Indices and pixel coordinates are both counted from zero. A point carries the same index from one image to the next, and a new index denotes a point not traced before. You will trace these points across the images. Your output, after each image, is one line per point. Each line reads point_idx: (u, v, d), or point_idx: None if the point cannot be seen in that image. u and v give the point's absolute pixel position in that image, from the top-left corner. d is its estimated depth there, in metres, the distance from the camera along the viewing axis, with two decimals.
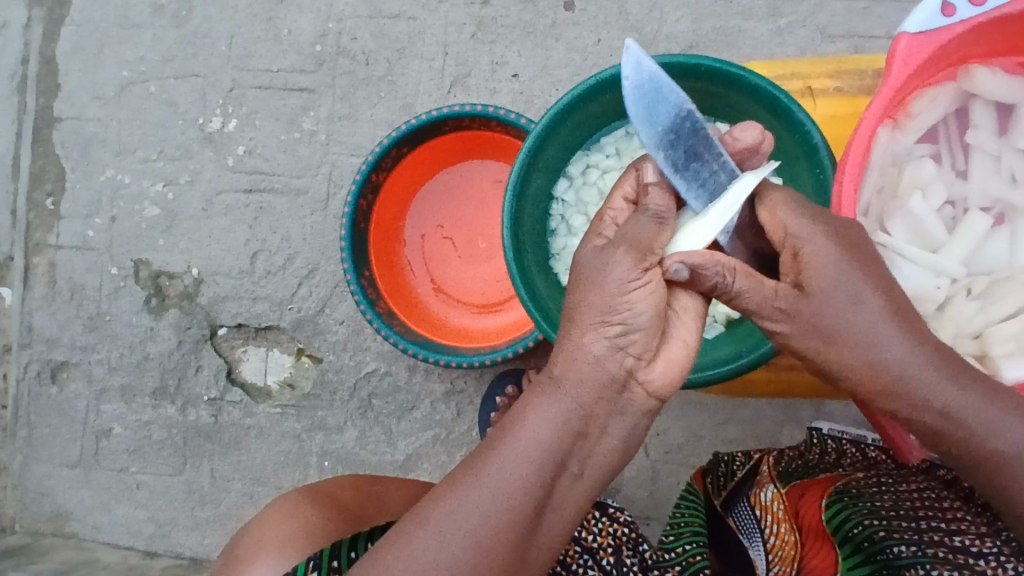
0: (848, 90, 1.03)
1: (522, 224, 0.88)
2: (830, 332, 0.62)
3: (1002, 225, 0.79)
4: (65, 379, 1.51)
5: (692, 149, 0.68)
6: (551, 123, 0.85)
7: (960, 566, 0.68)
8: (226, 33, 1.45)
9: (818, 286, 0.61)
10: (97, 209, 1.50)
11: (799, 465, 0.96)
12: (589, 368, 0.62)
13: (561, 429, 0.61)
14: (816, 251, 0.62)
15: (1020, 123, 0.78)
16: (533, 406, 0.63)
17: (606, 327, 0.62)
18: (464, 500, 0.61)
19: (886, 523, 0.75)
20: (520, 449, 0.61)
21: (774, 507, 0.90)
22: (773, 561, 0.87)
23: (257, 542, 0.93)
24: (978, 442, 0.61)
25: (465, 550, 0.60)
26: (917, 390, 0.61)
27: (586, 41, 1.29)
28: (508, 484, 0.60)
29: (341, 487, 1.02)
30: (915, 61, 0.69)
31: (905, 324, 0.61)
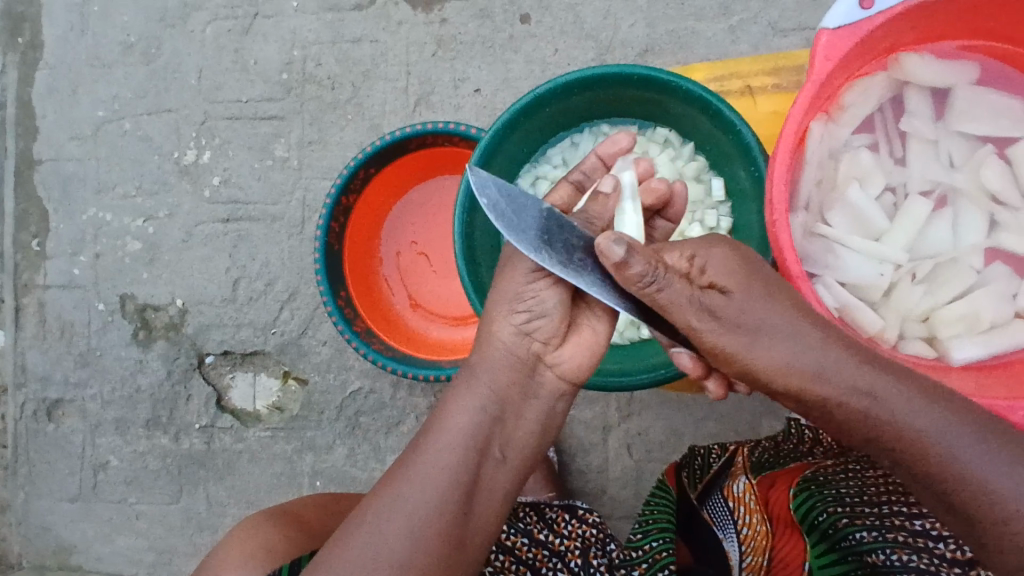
0: (787, 85, 1.05)
1: (475, 239, 0.91)
2: (749, 328, 0.66)
3: (943, 208, 0.81)
4: (60, 415, 1.54)
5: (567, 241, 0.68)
6: (495, 139, 0.88)
7: (918, 550, 0.72)
8: (195, 67, 1.48)
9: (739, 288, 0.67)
10: (81, 246, 1.53)
11: (770, 455, 0.98)
12: (503, 354, 0.71)
13: (485, 409, 0.69)
14: (731, 262, 0.68)
15: (955, 107, 0.80)
16: (455, 397, 0.70)
17: (516, 320, 0.71)
18: (400, 489, 0.65)
19: (848, 511, 0.78)
20: (450, 433, 0.67)
21: (746, 498, 0.92)
22: (746, 551, 0.88)
23: (224, 556, 0.96)
24: (902, 427, 0.63)
25: (403, 536, 0.62)
26: (833, 377, 0.64)
27: (544, 52, 1.32)
28: (442, 466, 0.66)
29: (305, 505, 1.05)
30: (837, 55, 0.71)
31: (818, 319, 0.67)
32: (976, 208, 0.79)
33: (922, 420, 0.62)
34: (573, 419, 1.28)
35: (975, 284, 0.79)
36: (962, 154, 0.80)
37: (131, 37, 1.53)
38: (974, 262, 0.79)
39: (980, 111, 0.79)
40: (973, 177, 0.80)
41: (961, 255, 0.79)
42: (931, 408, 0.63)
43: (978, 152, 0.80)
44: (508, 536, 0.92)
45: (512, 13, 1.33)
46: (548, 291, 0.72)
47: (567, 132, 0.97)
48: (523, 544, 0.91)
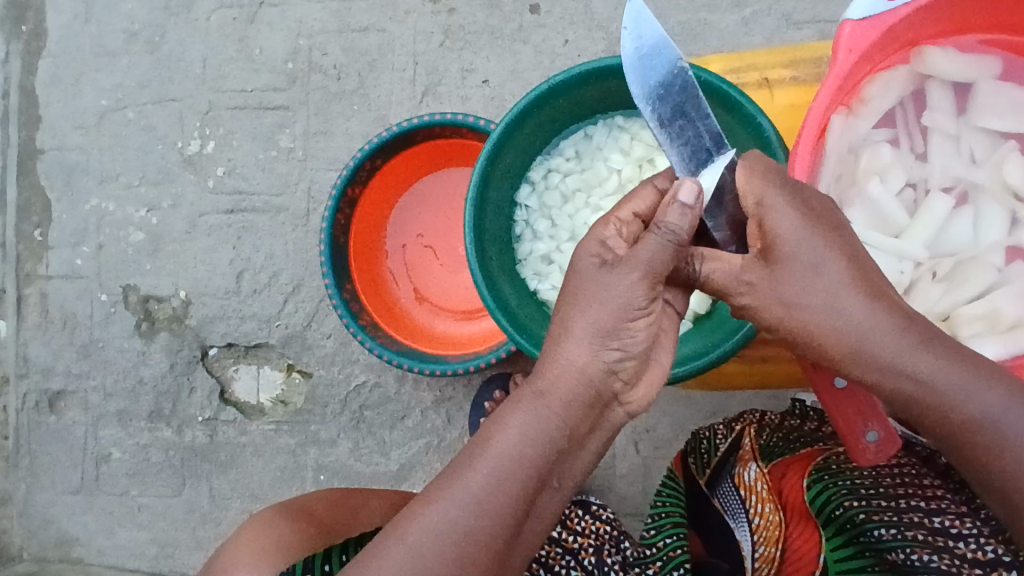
0: (806, 78, 1.03)
1: (486, 232, 0.89)
2: (790, 299, 0.63)
3: (964, 204, 0.79)
4: (63, 407, 1.53)
5: (680, 106, 0.68)
6: (507, 131, 0.85)
7: (939, 550, 0.72)
8: (200, 56, 1.47)
9: (781, 254, 0.63)
10: (84, 237, 1.52)
11: (780, 439, 0.92)
12: (574, 382, 0.64)
13: (545, 442, 0.63)
14: (781, 221, 0.63)
15: (977, 102, 0.78)
16: (512, 418, 0.64)
17: (594, 343, 0.63)
18: (443, 515, 0.63)
19: (865, 505, 0.78)
20: (498, 463, 0.63)
21: (758, 487, 0.90)
22: (759, 542, 0.89)
23: (232, 555, 0.95)
24: (953, 411, 0.61)
25: (444, 564, 0.62)
26: (881, 355, 0.61)
27: (553, 42, 1.30)
28: (488, 499, 0.62)
29: (317, 500, 1.04)
30: (861, 47, 0.70)
31: (869, 289, 0.62)
32: (999, 204, 0.77)
33: (980, 404, 0.60)
34: None
35: (996, 282, 0.77)
36: (984, 151, 0.79)
37: (135, 26, 1.51)
38: (995, 259, 0.77)
39: (1003, 107, 0.77)
40: (994, 173, 0.78)
41: (981, 253, 0.77)
42: (982, 385, 0.60)
43: (1001, 148, 0.78)
44: None
45: (520, 4, 1.31)
46: (627, 324, 0.63)
47: (579, 124, 0.95)
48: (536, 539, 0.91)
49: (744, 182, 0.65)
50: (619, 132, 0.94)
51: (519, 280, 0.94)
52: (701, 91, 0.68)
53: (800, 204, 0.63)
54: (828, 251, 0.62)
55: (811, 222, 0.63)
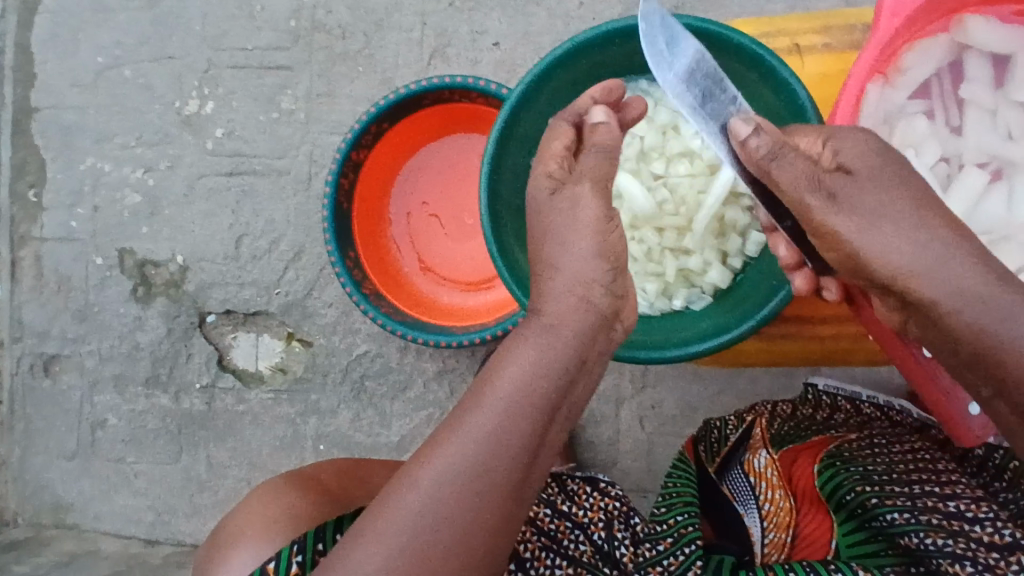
0: (839, 45, 0.99)
1: (502, 200, 0.85)
2: (863, 214, 0.61)
3: (999, 181, 0.76)
4: (58, 371, 1.50)
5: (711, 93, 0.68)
6: (525, 94, 0.82)
7: (954, 533, 0.70)
8: (199, 11, 1.41)
9: (856, 173, 0.61)
10: (80, 198, 1.47)
11: (791, 427, 0.96)
12: (578, 311, 0.62)
13: (554, 363, 0.60)
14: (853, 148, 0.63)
15: (1017, 74, 0.74)
16: (517, 351, 0.61)
17: (587, 261, 0.65)
18: (452, 456, 0.58)
19: (878, 490, 0.77)
20: (508, 392, 0.59)
21: (768, 473, 0.91)
22: (768, 527, 0.88)
23: (240, 525, 0.93)
24: (993, 341, 0.56)
25: (459, 506, 0.58)
26: (941, 273, 0.58)
27: (568, 6, 1.25)
28: (501, 437, 0.58)
29: (323, 471, 1.02)
30: (905, 11, 0.67)
31: (936, 218, 0.60)
32: None
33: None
34: None
35: None
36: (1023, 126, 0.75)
37: None
38: None
39: None
40: None
41: (1015, 233, 0.75)
42: None
43: None
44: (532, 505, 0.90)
45: None
46: (615, 235, 0.67)
47: None
48: (545, 515, 0.89)
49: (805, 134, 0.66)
50: (642, 97, 0.89)
51: None
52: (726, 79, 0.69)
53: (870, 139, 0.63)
54: (898, 181, 0.61)
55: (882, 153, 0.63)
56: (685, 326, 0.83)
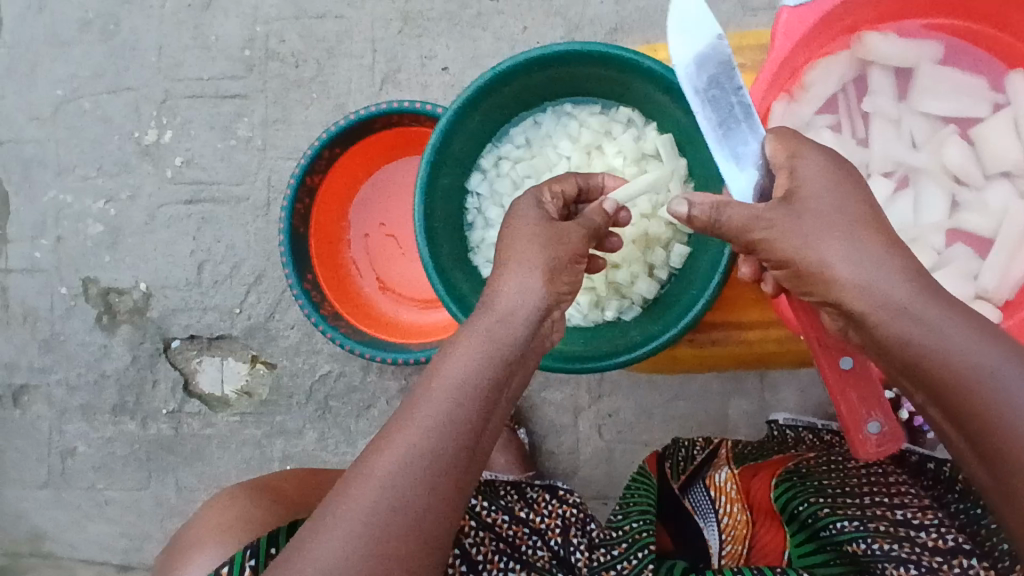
0: (750, 64, 1.02)
1: (437, 221, 0.88)
2: (807, 231, 0.64)
3: (905, 188, 0.80)
4: (26, 402, 1.51)
5: (719, 80, 0.71)
6: (455, 119, 0.84)
7: (901, 539, 0.76)
8: (155, 43, 1.44)
9: (806, 192, 0.65)
10: (43, 230, 1.49)
11: (754, 448, 1.02)
12: (518, 294, 0.66)
13: (498, 353, 0.64)
14: (808, 169, 0.65)
15: (918, 85, 0.79)
16: (465, 337, 0.65)
17: (525, 269, 0.67)
18: (404, 440, 0.61)
19: (830, 502, 0.82)
20: (452, 384, 0.63)
21: (728, 488, 0.94)
22: (726, 540, 0.91)
23: (192, 540, 0.95)
24: (948, 360, 0.58)
25: (416, 486, 0.60)
26: (881, 291, 0.61)
27: (512, 29, 1.29)
28: (449, 417, 0.62)
29: (280, 481, 1.04)
30: (798, 34, 0.70)
31: (885, 236, 0.63)
32: (939, 187, 0.79)
33: (976, 354, 0.58)
34: (544, 400, 1.28)
35: (937, 265, 0.79)
36: (924, 135, 0.80)
37: (89, 14, 1.47)
38: (937, 242, 0.79)
39: (942, 93, 0.79)
40: (935, 156, 0.79)
41: (922, 236, 0.79)
42: (979, 341, 0.58)
43: (941, 132, 0.79)
44: (489, 513, 0.93)
45: None
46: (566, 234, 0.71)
47: (529, 112, 0.93)
48: (503, 521, 0.92)
49: (775, 147, 0.68)
50: (568, 119, 0.93)
51: (472, 268, 0.93)
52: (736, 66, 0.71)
53: (826, 162, 0.66)
54: (846, 198, 0.64)
55: (835, 170, 0.65)
56: (615, 338, 0.85)
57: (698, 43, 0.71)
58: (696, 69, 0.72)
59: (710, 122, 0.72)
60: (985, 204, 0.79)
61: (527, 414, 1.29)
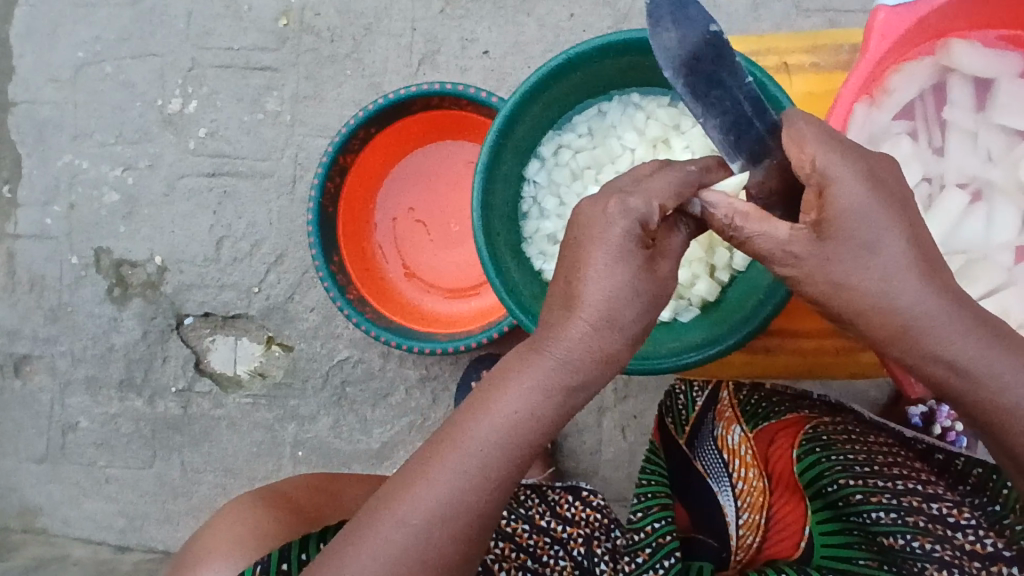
0: (826, 65, 1.00)
1: (494, 208, 0.85)
2: (841, 278, 0.60)
3: (979, 201, 0.78)
4: (29, 372, 1.46)
5: (714, 73, 0.61)
6: (520, 103, 0.81)
7: (940, 539, 0.73)
8: (184, 10, 1.39)
9: (840, 227, 0.59)
10: (56, 195, 1.44)
11: (760, 395, 0.93)
12: (580, 353, 0.62)
13: (549, 415, 0.63)
14: (842, 191, 0.59)
15: (999, 99, 0.77)
16: (513, 390, 0.63)
17: (595, 321, 0.62)
18: (440, 487, 0.62)
19: (863, 485, 0.78)
20: (497, 439, 0.63)
21: (743, 451, 0.91)
22: (742, 508, 0.90)
23: (203, 546, 0.92)
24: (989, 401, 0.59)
25: (447, 535, 0.62)
26: (928, 338, 0.59)
27: (558, 17, 1.25)
28: (485, 470, 0.63)
29: (294, 487, 1.01)
30: (894, 35, 0.68)
31: (927, 268, 0.59)
32: (1011, 204, 0.77)
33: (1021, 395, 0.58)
34: None
35: (1007, 281, 0.77)
36: (1002, 149, 0.78)
37: None
38: (1004, 260, 0.77)
39: None
40: (1010, 173, 0.77)
41: (992, 252, 0.77)
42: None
43: (1018, 148, 0.77)
44: (508, 523, 0.90)
45: None
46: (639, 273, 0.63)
47: (593, 101, 0.91)
48: (524, 530, 0.89)
49: (793, 150, 0.62)
50: (633, 110, 0.90)
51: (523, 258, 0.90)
52: (735, 54, 0.60)
53: (859, 171, 0.59)
54: (887, 227, 0.59)
55: (873, 189, 0.59)
56: (673, 337, 0.83)
57: (686, 36, 0.59)
58: (687, 67, 0.60)
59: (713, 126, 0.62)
60: None
61: None
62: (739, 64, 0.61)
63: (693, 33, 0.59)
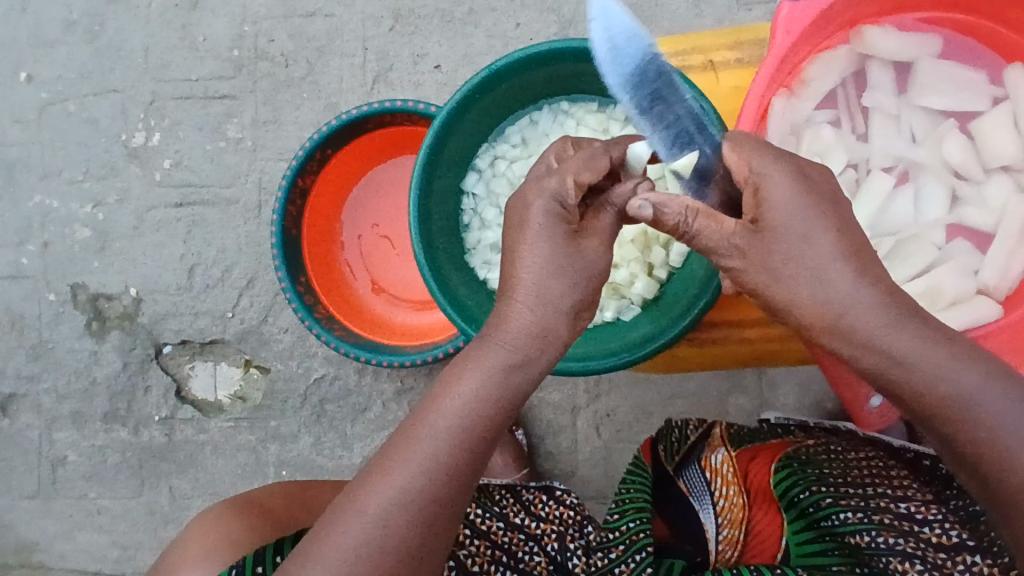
0: (750, 59, 1.02)
1: (433, 223, 0.87)
2: (774, 265, 0.62)
3: (906, 183, 0.80)
4: (15, 411, 1.49)
5: (658, 90, 0.70)
6: (449, 118, 0.83)
7: (905, 534, 0.76)
8: (141, 44, 1.42)
9: (775, 223, 0.62)
10: (28, 235, 1.46)
11: (747, 431, 0.99)
12: (522, 334, 0.64)
13: (500, 397, 0.65)
14: (775, 188, 0.62)
15: (918, 79, 0.79)
16: (461, 377, 0.65)
17: (533, 303, 0.65)
18: (394, 477, 0.64)
19: (833, 491, 0.81)
20: (451, 425, 0.65)
21: (724, 469, 0.92)
22: (722, 525, 0.89)
23: (181, 554, 0.95)
24: (926, 390, 0.60)
25: (404, 524, 0.63)
26: (863, 329, 0.60)
27: (505, 26, 1.27)
28: (438, 458, 0.64)
29: (269, 495, 1.03)
30: (798, 28, 0.71)
31: (860, 262, 0.61)
32: (939, 182, 0.79)
33: (957, 383, 0.59)
34: (542, 401, 1.28)
35: (937, 260, 0.78)
36: (924, 129, 0.80)
37: (73, 14, 1.45)
38: (936, 238, 0.79)
39: (942, 86, 0.78)
40: (935, 152, 0.79)
41: (923, 232, 0.79)
42: (964, 368, 0.60)
43: (941, 126, 0.79)
44: (484, 519, 0.92)
45: None
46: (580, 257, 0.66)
47: (525, 111, 0.93)
48: (498, 528, 0.91)
49: (735, 156, 0.64)
50: (564, 117, 0.92)
51: (469, 269, 0.92)
52: (673, 72, 0.71)
53: (795, 175, 0.62)
54: (817, 223, 0.61)
55: (807, 192, 0.62)
56: (616, 337, 0.84)
57: (630, 56, 0.69)
58: (632, 84, 0.70)
59: (659, 138, 0.71)
60: (986, 201, 0.78)
61: (525, 416, 1.28)
62: (677, 81, 0.71)
63: (639, 56, 0.69)
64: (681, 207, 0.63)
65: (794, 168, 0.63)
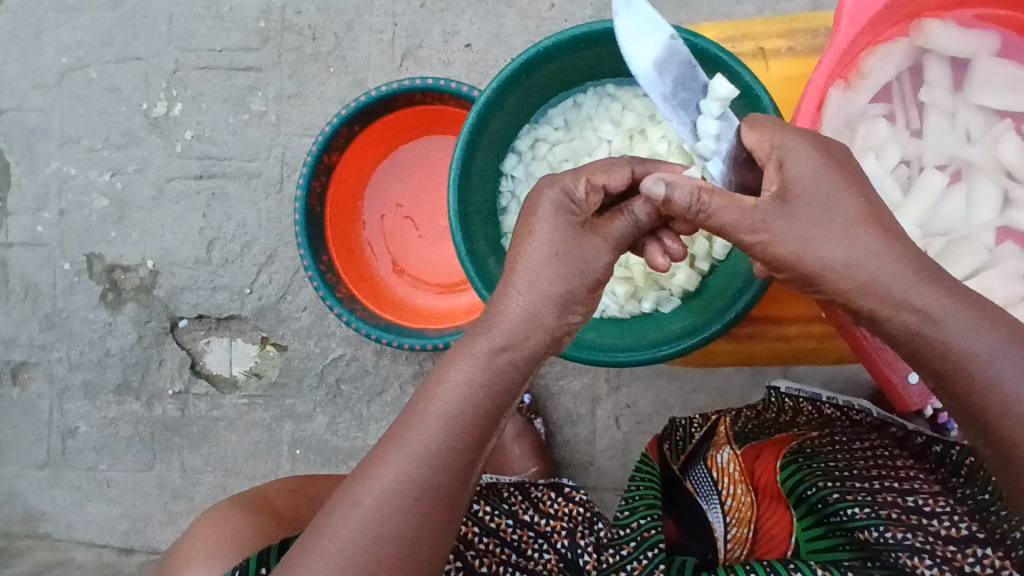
0: (801, 48, 1.08)
1: (471, 204, 0.86)
2: (808, 232, 0.61)
3: (958, 182, 0.78)
4: (26, 379, 1.47)
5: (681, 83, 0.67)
6: (494, 96, 0.82)
7: (913, 528, 0.72)
8: (165, 12, 1.39)
9: (800, 190, 0.61)
10: (45, 203, 1.45)
11: (754, 425, 0.96)
12: (516, 321, 0.64)
13: (494, 385, 0.63)
14: (797, 160, 0.61)
15: (975, 78, 0.76)
16: (456, 366, 0.64)
17: (530, 290, 0.64)
18: (392, 469, 0.62)
19: (839, 486, 0.78)
20: (446, 414, 0.63)
21: (731, 468, 0.89)
22: (731, 523, 0.86)
23: (185, 551, 0.94)
24: (952, 348, 0.59)
25: (402, 514, 0.61)
26: (887, 291, 0.60)
27: (540, 7, 1.24)
28: (435, 446, 0.62)
29: (274, 492, 1.02)
30: (864, 17, 0.69)
31: (881, 226, 0.61)
32: (992, 183, 0.77)
33: (980, 343, 0.58)
34: (561, 390, 1.26)
35: (987, 262, 0.77)
36: (979, 128, 0.77)
37: None
38: (987, 240, 0.77)
39: (1001, 84, 0.76)
40: (990, 152, 0.77)
41: (974, 233, 0.77)
42: (988, 333, 0.59)
43: (997, 126, 0.76)
44: (492, 518, 0.89)
45: None
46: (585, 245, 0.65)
47: (568, 93, 0.92)
48: (508, 525, 0.88)
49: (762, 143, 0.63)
50: (610, 101, 0.91)
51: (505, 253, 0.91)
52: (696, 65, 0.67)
53: (815, 145, 0.61)
54: (844, 188, 0.61)
55: (829, 161, 0.61)
56: (657, 329, 0.85)
57: (654, 47, 0.66)
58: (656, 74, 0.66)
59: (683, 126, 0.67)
60: None
61: (543, 404, 1.27)
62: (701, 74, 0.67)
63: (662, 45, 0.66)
64: (691, 187, 0.61)
65: (814, 140, 0.62)
